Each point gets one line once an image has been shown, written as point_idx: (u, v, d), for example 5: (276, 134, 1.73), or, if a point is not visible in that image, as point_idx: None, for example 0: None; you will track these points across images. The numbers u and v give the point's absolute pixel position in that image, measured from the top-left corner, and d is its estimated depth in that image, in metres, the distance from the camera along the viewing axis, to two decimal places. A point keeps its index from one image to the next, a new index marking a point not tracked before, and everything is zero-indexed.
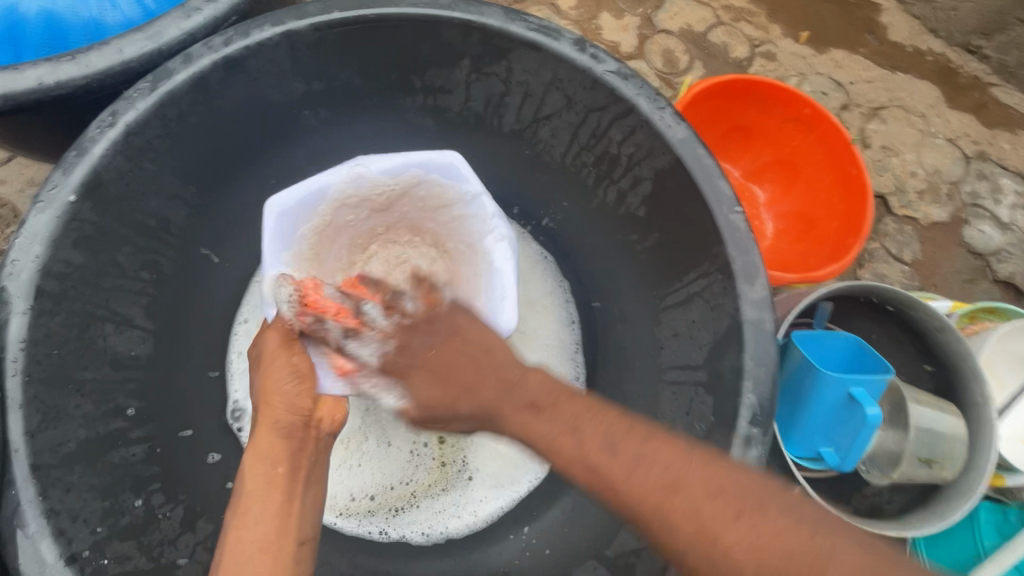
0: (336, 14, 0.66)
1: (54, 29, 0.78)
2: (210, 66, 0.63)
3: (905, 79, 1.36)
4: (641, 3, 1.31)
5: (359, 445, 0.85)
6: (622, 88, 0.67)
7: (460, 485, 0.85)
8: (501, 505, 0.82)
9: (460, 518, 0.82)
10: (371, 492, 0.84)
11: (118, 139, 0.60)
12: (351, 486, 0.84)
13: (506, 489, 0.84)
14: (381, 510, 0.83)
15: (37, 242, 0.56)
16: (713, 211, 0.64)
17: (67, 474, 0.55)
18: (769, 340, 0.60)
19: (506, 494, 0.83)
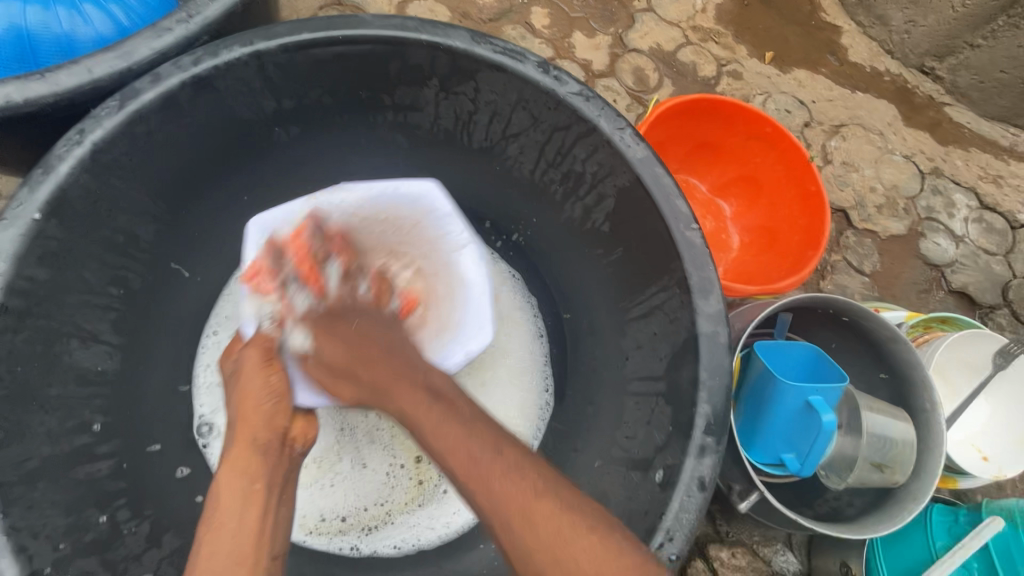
0: (304, 34, 0.67)
1: (25, 44, 0.78)
2: (179, 85, 0.63)
3: (864, 98, 1.42)
4: (613, 23, 1.36)
5: (333, 464, 0.86)
6: (584, 109, 0.70)
7: (436, 499, 0.86)
8: (474, 518, 0.83)
9: (434, 529, 0.84)
10: (344, 510, 0.84)
11: (85, 157, 0.60)
12: (323, 506, 0.84)
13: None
14: (354, 527, 0.84)
15: (0, 259, 0.55)
16: (671, 227, 0.67)
17: (30, 491, 0.55)
18: (722, 351, 0.63)
19: None
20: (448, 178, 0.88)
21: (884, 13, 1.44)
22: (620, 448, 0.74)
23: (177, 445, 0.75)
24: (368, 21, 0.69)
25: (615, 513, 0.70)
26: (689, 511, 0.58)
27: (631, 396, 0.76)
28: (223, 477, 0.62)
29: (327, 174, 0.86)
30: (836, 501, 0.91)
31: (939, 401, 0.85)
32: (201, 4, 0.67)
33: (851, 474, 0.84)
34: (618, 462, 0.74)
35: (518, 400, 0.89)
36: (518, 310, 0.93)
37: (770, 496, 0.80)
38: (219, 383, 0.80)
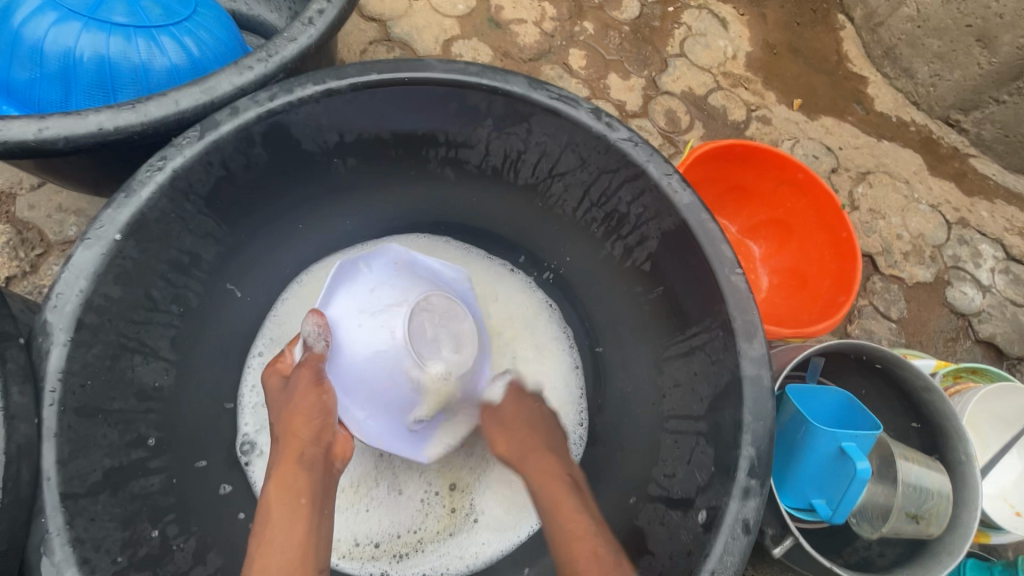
0: (373, 75, 0.71)
1: (105, 71, 0.83)
2: (254, 118, 0.67)
3: (890, 147, 1.45)
4: (646, 66, 1.41)
5: (367, 487, 0.87)
6: (633, 154, 0.72)
7: (466, 528, 0.86)
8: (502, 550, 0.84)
9: (463, 560, 0.84)
10: (378, 535, 0.85)
11: (165, 183, 0.64)
12: (357, 531, 0.84)
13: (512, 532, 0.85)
14: (388, 553, 0.84)
15: (82, 277, 0.58)
16: (716, 272, 0.68)
17: (92, 503, 0.57)
18: (766, 395, 0.64)
19: (507, 537, 0.84)
20: (491, 211, 0.91)
21: (910, 66, 1.49)
22: (658, 486, 0.75)
23: (221, 462, 0.77)
24: (433, 65, 0.73)
25: (653, 553, 0.70)
26: (733, 554, 0.59)
27: (668, 434, 0.76)
28: (279, 491, 0.66)
29: (377, 204, 0.89)
30: (866, 550, 0.90)
31: (974, 453, 0.85)
32: (280, 45, 0.73)
33: (885, 525, 0.83)
34: (655, 500, 0.74)
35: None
36: (555, 340, 0.94)
37: (805, 543, 0.80)
38: (262, 405, 0.82)
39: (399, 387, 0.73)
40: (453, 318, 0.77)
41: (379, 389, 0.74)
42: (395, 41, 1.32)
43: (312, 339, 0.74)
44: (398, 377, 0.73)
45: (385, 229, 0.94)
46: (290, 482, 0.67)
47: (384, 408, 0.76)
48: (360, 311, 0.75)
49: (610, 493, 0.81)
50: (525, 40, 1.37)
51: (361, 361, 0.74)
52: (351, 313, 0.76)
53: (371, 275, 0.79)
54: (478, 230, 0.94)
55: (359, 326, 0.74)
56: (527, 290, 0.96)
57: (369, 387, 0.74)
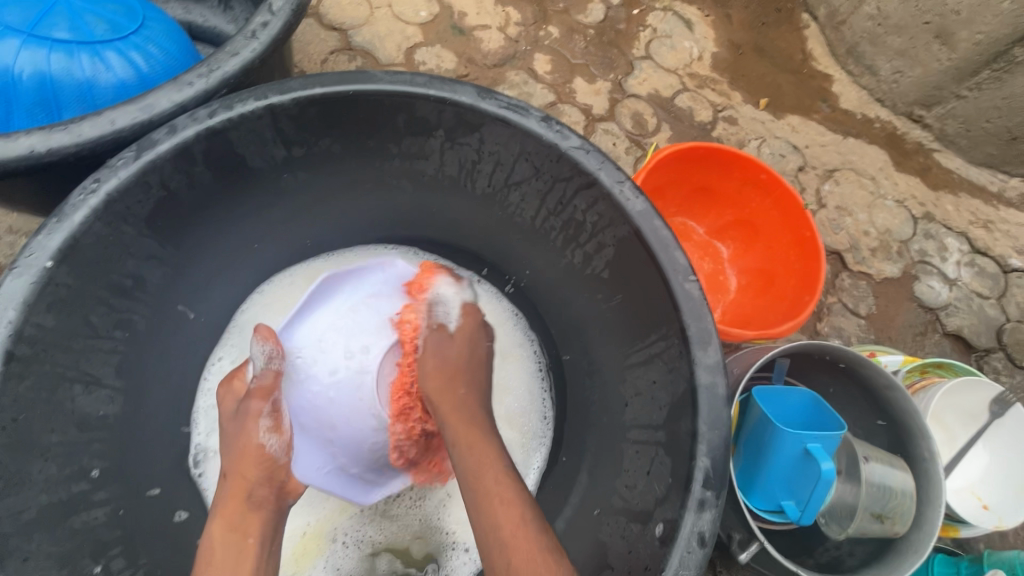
0: (316, 89, 0.69)
1: (47, 89, 0.80)
2: (193, 136, 0.66)
3: (856, 144, 1.46)
4: (612, 69, 1.40)
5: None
6: (585, 162, 0.72)
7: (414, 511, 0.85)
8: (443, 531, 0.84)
9: (411, 536, 0.84)
10: (333, 525, 0.83)
11: (99, 207, 0.62)
12: (309, 514, 0.83)
13: (461, 534, 0.84)
14: (340, 545, 0.83)
15: (11, 307, 0.57)
16: (670, 280, 0.68)
17: (26, 542, 0.55)
18: (721, 404, 0.63)
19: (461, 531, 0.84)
20: (450, 221, 0.89)
21: (873, 63, 1.50)
22: (620, 498, 0.74)
23: (177, 488, 0.75)
24: (379, 76, 0.72)
25: (614, 566, 0.69)
26: (689, 568, 0.58)
27: (630, 444, 0.76)
28: (225, 530, 0.67)
29: (332, 219, 0.87)
30: (836, 550, 0.90)
31: (937, 449, 0.85)
32: (221, 60, 0.71)
33: (852, 524, 0.83)
34: (618, 512, 0.73)
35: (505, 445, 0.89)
36: (519, 348, 0.93)
37: (771, 547, 0.79)
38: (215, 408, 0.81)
39: (356, 424, 0.77)
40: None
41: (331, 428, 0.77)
42: (357, 50, 1.30)
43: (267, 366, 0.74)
44: (360, 412, 0.77)
45: (344, 242, 0.92)
46: (239, 522, 0.67)
47: (331, 437, 0.77)
48: (330, 336, 0.78)
49: (576, 504, 0.80)
50: (489, 46, 1.36)
51: (322, 389, 0.77)
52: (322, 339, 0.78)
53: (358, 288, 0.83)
54: (438, 239, 0.93)
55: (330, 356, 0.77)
56: (494, 298, 0.95)
57: (324, 417, 0.77)
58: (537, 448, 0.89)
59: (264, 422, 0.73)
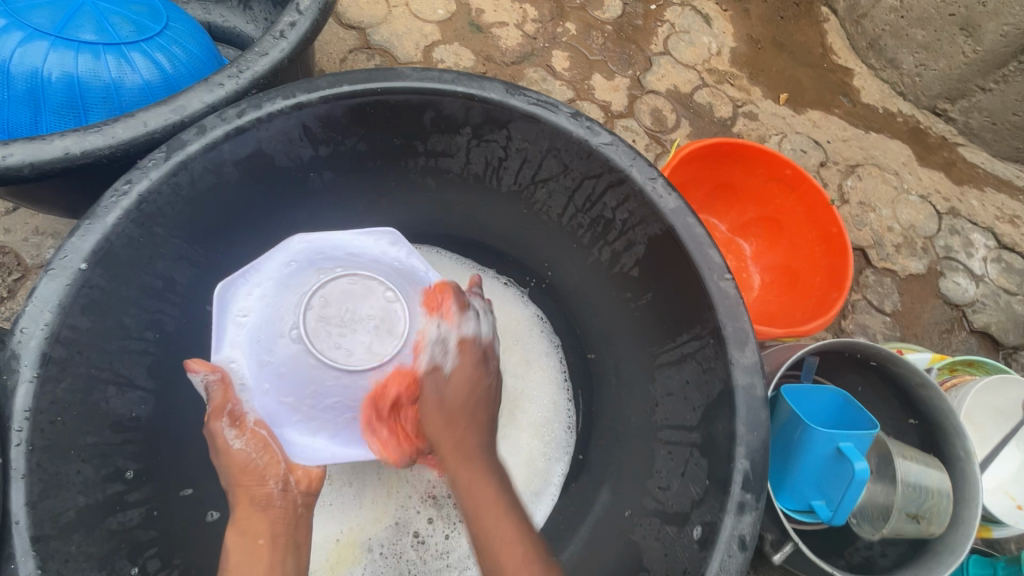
0: (345, 87, 0.69)
1: (75, 91, 0.81)
2: (223, 136, 0.66)
3: (878, 139, 1.44)
4: (631, 65, 1.39)
5: (361, 482, 0.85)
6: (616, 159, 0.71)
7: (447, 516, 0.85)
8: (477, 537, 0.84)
9: (441, 544, 0.83)
10: (367, 535, 0.82)
11: (131, 208, 0.62)
12: (341, 520, 0.82)
13: None
14: (373, 558, 0.81)
15: (47, 310, 0.57)
16: (704, 278, 0.67)
17: (66, 544, 0.55)
18: (759, 405, 0.62)
19: None
20: (475, 220, 0.89)
21: (895, 56, 1.48)
22: (653, 499, 0.73)
23: (208, 489, 0.75)
24: (407, 74, 0.71)
25: (648, 568, 0.68)
26: (729, 571, 0.57)
27: (661, 445, 0.75)
28: (237, 535, 0.69)
29: (357, 218, 0.87)
30: (868, 550, 0.89)
31: (972, 449, 0.84)
32: (251, 60, 0.71)
33: (886, 524, 0.82)
34: (650, 513, 0.72)
35: (526, 452, 0.88)
36: (546, 356, 0.93)
37: (804, 546, 0.78)
38: None
39: (323, 381, 0.70)
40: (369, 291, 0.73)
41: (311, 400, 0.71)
42: (375, 49, 1.30)
43: (208, 393, 0.69)
44: (314, 372, 0.70)
45: None
46: (246, 525, 0.69)
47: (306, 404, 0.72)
48: (248, 331, 0.72)
49: (605, 505, 0.80)
50: (507, 43, 1.35)
51: (267, 382, 0.71)
52: (243, 333, 0.72)
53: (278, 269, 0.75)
54: (464, 237, 0.93)
55: (252, 360, 0.71)
56: (519, 302, 0.95)
57: (284, 397, 0.71)
58: (560, 458, 0.88)
59: (229, 431, 0.70)
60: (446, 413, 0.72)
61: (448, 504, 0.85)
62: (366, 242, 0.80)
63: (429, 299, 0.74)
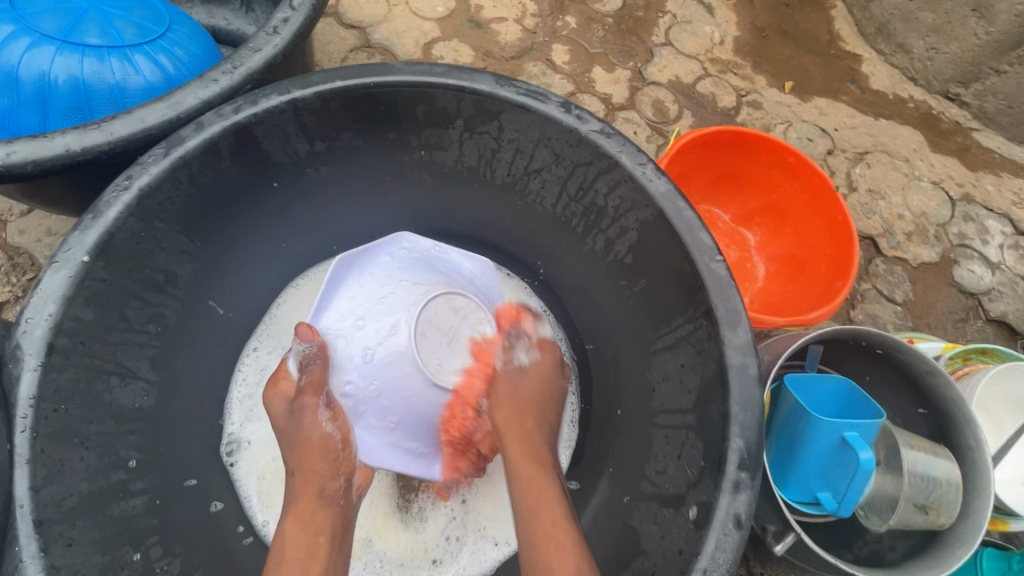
0: (337, 82, 0.70)
1: (81, 94, 0.83)
2: (220, 132, 0.67)
3: (888, 125, 1.41)
4: (632, 57, 1.38)
5: None
6: (606, 146, 0.70)
7: (446, 509, 0.85)
8: (481, 530, 0.84)
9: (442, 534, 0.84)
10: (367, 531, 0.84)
11: (132, 203, 0.63)
12: None
13: (497, 531, 0.84)
14: (378, 552, 0.83)
15: (51, 301, 0.58)
16: (695, 260, 0.66)
17: (70, 528, 0.57)
18: (753, 385, 0.61)
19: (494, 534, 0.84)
20: (471, 213, 0.89)
21: (904, 41, 1.45)
22: (650, 484, 0.72)
23: (212, 479, 0.77)
24: (398, 68, 0.72)
25: (646, 552, 0.68)
26: (726, 551, 0.56)
27: (659, 430, 0.74)
28: (299, 525, 0.66)
29: (355, 213, 0.88)
30: (877, 543, 0.87)
31: (984, 437, 0.81)
32: (245, 56, 0.73)
33: (894, 516, 0.79)
34: (648, 498, 0.72)
35: None
36: None
37: (808, 538, 0.77)
38: (250, 401, 0.83)
39: (407, 398, 0.72)
40: (465, 315, 0.77)
41: (399, 408, 0.73)
42: (376, 48, 1.31)
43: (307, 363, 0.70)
44: (407, 384, 0.72)
45: (367, 233, 0.92)
46: (310, 520, 0.66)
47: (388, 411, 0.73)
48: (350, 312, 0.76)
49: (604, 494, 0.79)
50: (506, 38, 1.35)
51: (362, 371, 0.73)
52: (342, 319, 0.76)
53: (378, 270, 0.80)
54: (461, 232, 0.93)
55: (352, 345, 0.74)
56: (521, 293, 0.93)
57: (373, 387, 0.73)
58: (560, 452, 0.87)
59: (323, 413, 0.70)
60: (513, 410, 0.71)
61: (453, 505, 0.85)
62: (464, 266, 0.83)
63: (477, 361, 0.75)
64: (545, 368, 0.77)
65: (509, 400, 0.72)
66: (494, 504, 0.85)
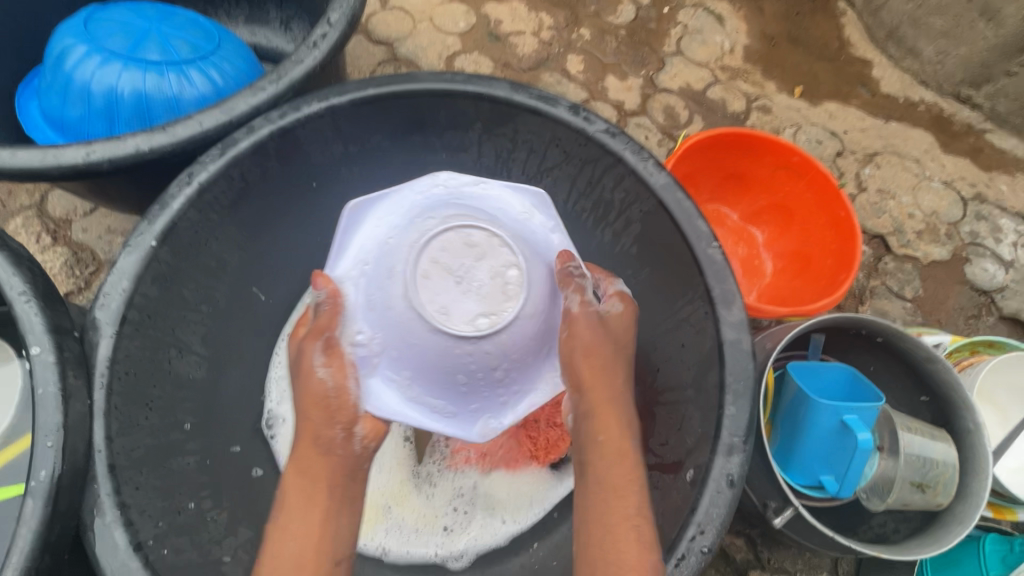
0: (369, 90, 0.78)
1: (143, 105, 0.94)
2: (268, 135, 0.76)
3: (899, 128, 1.44)
4: (643, 66, 1.45)
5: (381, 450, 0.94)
6: (611, 144, 0.76)
7: (457, 487, 0.93)
8: (488, 508, 0.92)
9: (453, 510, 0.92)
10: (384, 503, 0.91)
11: (193, 196, 0.72)
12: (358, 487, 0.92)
13: (503, 509, 0.92)
14: (393, 523, 0.90)
15: (124, 279, 0.67)
16: (693, 247, 0.72)
17: (137, 475, 0.65)
18: (746, 358, 0.66)
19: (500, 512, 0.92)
20: None
21: (915, 45, 1.47)
22: (654, 455, 0.78)
23: (253, 447, 0.86)
24: (423, 77, 0.79)
25: None
26: (718, 506, 0.62)
27: (661, 407, 0.79)
28: (296, 476, 0.71)
29: None
30: (879, 525, 0.90)
31: (983, 422, 0.84)
32: (288, 68, 0.81)
33: (892, 495, 0.82)
34: (651, 468, 0.77)
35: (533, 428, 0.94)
36: None
37: (808, 514, 0.80)
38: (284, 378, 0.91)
39: (415, 347, 0.67)
40: (481, 255, 0.66)
41: (413, 358, 0.69)
42: (403, 61, 1.41)
43: (319, 311, 0.71)
44: (411, 333, 0.67)
45: None
46: (307, 468, 0.71)
47: (402, 360, 0.70)
48: (366, 261, 0.72)
49: None
50: (524, 50, 1.44)
51: (370, 318, 0.70)
52: (359, 264, 0.73)
53: (404, 209, 0.74)
54: None
55: (367, 290, 0.71)
56: None
57: (387, 335, 0.69)
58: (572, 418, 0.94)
59: (318, 356, 0.70)
60: (591, 364, 0.70)
61: (463, 484, 0.93)
62: (510, 206, 0.76)
63: (493, 307, 0.66)
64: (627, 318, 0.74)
65: (589, 351, 0.70)
66: (501, 484, 0.93)
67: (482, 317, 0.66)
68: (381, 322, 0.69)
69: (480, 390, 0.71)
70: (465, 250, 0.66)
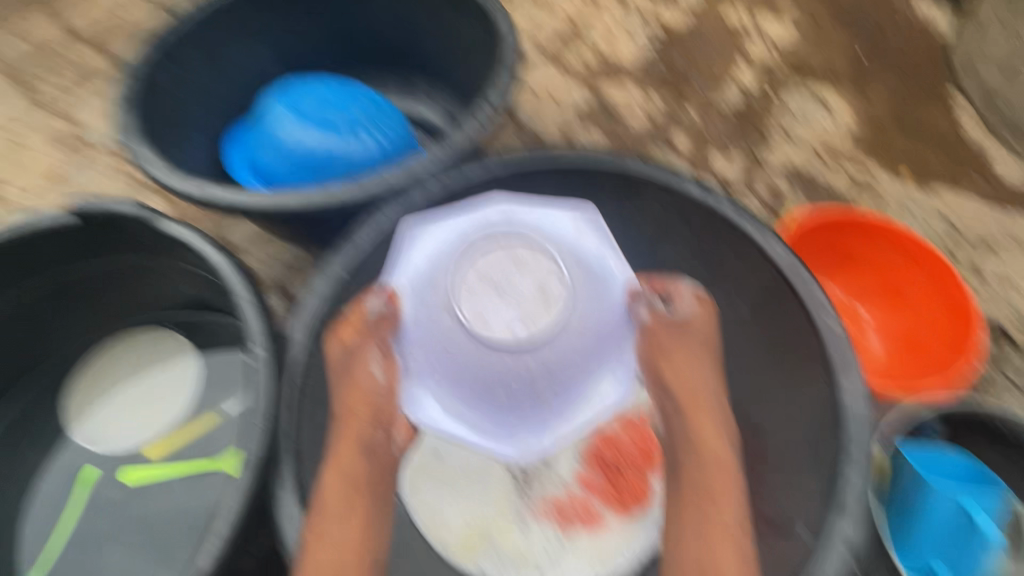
0: (520, 160, 0.92)
1: (324, 159, 1.14)
2: (436, 192, 0.91)
3: (1018, 217, 1.42)
4: (747, 143, 1.54)
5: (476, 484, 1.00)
6: (734, 218, 0.85)
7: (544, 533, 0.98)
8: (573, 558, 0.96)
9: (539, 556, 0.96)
10: (477, 537, 0.97)
11: (378, 236, 0.88)
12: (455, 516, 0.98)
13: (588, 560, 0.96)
14: (485, 557, 0.96)
15: (316, 299, 0.85)
16: (813, 316, 0.78)
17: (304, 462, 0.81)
18: (867, 427, 0.72)
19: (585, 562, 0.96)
20: None
21: None
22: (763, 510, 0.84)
23: None
24: (565, 151, 0.92)
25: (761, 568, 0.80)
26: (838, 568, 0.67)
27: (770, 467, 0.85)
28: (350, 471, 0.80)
29: None
30: None
31: None
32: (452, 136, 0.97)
33: None
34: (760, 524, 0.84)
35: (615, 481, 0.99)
36: None
37: None
38: None
39: (459, 356, 0.75)
40: (523, 273, 0.73)
41: (457, 368, 0.77)
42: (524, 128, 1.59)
43: (382, 317, 0.81)
44: (456, 343, 0.75)
45: None
46: (348, 463, 0.81)
47: (447, 369, 0.78)
48: (418, 271, 0.79)
49: None
50: (634, 124, 1.58)
51: (422, 330, 0.79)
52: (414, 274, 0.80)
53: (455, 227, 0.81)
54: None
55: (419, 299, 0.79)
56: None
57: (433, 346, 0.78)
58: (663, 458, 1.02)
59: (375, 362, 0.83)
60: (666, 367, 0.81)
61: (548, 533, 0.98)
62: (557, 223, 0.79)
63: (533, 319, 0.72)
64: (700, 320, 0.84)
65: (663, 363, 0.82)
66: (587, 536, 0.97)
67: (523, 328, 0.72)
68: (434, 331, 0.77)
69: (512, 401, 0.79)
70: (513, 269, 0.73)
